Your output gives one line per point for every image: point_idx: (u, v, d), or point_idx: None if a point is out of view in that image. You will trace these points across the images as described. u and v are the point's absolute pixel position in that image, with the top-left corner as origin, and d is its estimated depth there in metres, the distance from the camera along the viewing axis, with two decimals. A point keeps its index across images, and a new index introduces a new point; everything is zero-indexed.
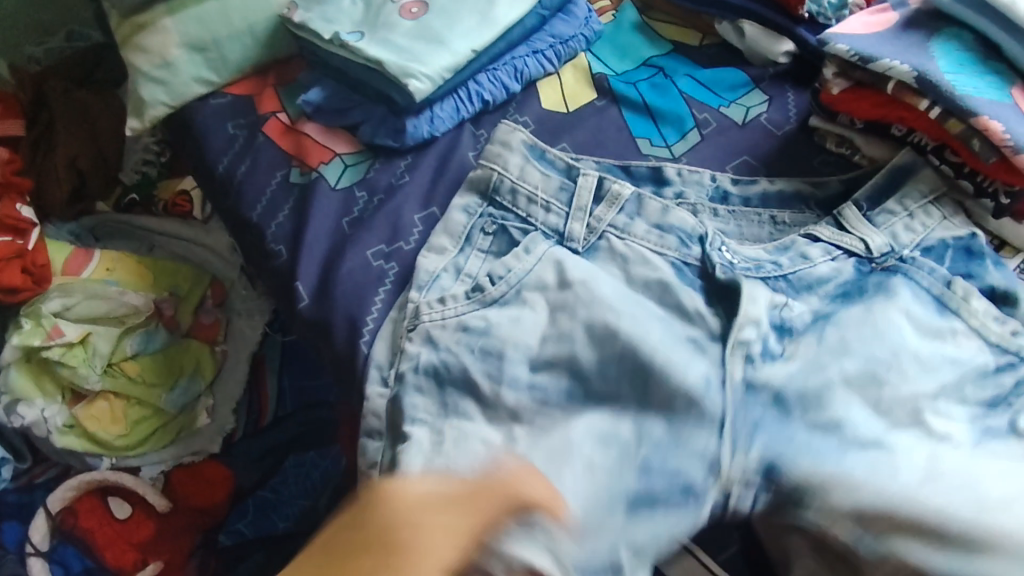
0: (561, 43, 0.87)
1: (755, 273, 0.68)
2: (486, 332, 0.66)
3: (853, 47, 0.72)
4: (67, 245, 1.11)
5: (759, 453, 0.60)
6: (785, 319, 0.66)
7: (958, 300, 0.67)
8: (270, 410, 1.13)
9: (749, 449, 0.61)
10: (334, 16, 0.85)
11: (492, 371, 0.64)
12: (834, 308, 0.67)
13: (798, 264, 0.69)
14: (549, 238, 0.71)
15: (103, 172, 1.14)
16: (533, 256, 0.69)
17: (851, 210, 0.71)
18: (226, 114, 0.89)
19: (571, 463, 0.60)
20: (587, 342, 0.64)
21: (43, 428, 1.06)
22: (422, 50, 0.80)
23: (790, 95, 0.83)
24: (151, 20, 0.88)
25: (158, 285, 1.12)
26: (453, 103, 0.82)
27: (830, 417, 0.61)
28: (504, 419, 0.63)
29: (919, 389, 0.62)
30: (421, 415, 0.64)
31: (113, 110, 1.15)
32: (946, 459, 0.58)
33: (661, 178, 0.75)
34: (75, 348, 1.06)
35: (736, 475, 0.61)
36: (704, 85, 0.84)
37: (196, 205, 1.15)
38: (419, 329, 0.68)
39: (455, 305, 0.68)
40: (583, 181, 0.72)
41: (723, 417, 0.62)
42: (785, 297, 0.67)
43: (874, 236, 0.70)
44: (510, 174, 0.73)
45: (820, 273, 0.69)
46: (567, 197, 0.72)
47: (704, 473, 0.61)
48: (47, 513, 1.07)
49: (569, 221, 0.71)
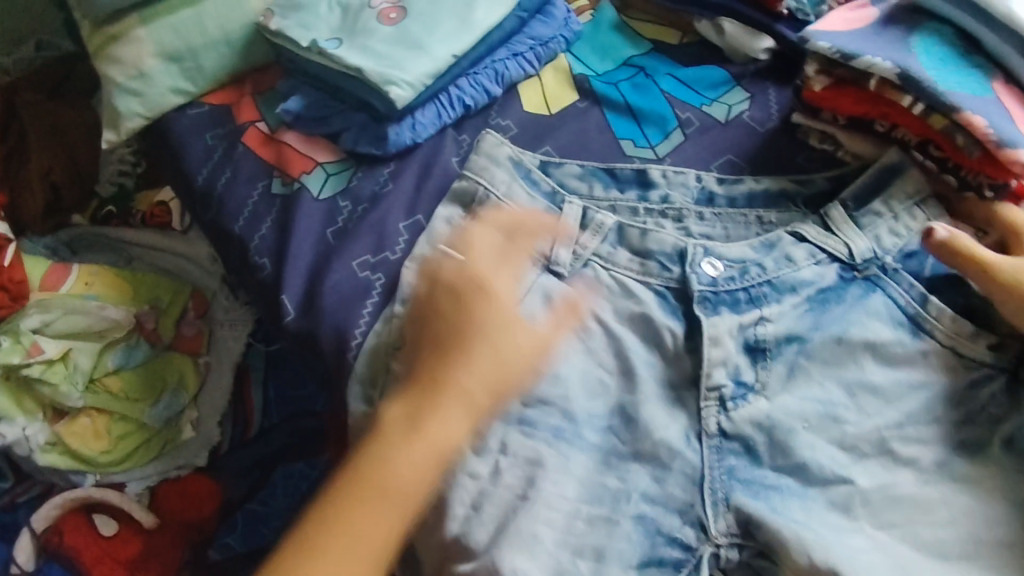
0: (541, 45, 0.86)
1: (739, 282, 0.68)
2: None
3: (835, 44, 0.72)
4: (43, 259, 1.09)
5: (738, 508, 0.60)
6: (756, 345, 0.65)
7: (930, 320, 0.66)
8: (256, 422, 1.12)
9: (729, 504, 0.61)
10: (311, 23, 0.84)
11: None
12: (817, 325, 0.66)
13: (782, 268, 0.68)
14: (535, 264, 0.69)
15: (80, 185, 1.13)
16: (519, 283, 0.68)
17: (835, 210, 0.71)
18: (204, 125, 0.88)
19: (559, 476, 0.61)
20: (580, 386, 0.64)
21: (25, 447, 1.05)
22: (402, 57, 0.79)
23: (772, 91, 0.83)
24: (124, 30, 0.87)
25: (138, 298, 1.10)
26: (434, 109, 0.82)
27: (796, 460, 0.61)
28: (493, 450, 0.62)
29: (885, 422, 0.63)
30: None
31: (87, 119, 1.13)
32: (903, 491, 0.61)
33: (646, 181, 0.75)
34: (55, 365, 1.05)
35: (721, 531, 0.60)
36: (686, 84, 0.84)
37: (174, 216, 1.13)
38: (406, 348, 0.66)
39: None
40: (568, 207, 0.72)
41: (700, 476, 0.61)
42: (759, 313, 0.66)
43: (857, 239, 0.69)
44: (495, 190, 0.73)
45: (803, 275, 0.68)
46: (551, 221, 0.71)
47: (693, 530, 0.61)
48: (32, 532, 1.05)
49: (555, 246, 0.70)
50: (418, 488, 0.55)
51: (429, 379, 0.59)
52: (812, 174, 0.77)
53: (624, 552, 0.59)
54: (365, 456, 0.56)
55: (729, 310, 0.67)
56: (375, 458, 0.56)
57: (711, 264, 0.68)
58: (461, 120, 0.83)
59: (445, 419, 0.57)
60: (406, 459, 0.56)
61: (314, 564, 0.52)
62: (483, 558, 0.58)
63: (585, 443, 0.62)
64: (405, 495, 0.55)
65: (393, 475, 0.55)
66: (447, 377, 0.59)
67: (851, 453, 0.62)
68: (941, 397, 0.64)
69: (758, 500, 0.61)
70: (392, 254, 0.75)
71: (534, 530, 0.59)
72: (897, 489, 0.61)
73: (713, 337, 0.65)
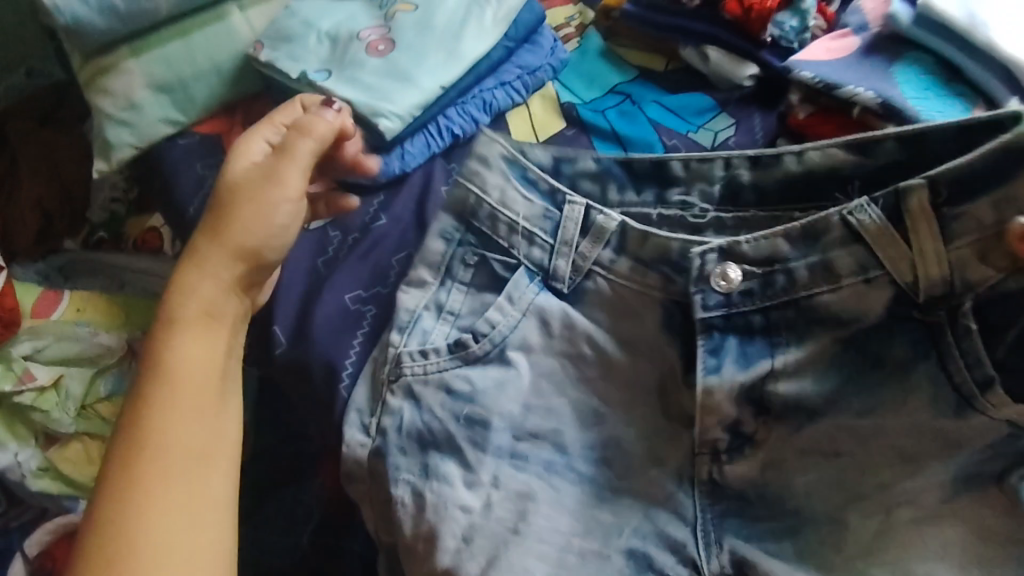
0: (528, 74, 0.87)
1: (758, 300, 0.59)
2: (473, 398, 0.64)
3: (817, 74, 0.74)
4: (35, 287, 1.10)
5: (730, 549, 0.59)
6: (765, 391, 0.59)
7: (988, 405, 0.53)
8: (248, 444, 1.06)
9: (721, 546, 0.59)
10: (300, 54, 0.85)
11: (477, 439, 0.63)
12: (849, 379, 0.57)
13: (818, 283, 0.57)
14: (532, 277, 0.67)
15: (70, 210, 1.13)
16: (513, 306, 0.66)
17: (916, 198, 0.54)
18: (195, 155, 0.88)
19: (549, 509, 0.61)
20: (572, 420, 0.65)
21: (17, 473, 1.05)
22: (390, 88, 0.80)
23: (757, 117, 0.84)
24: (115, 62, 0.88)
25: (130, 324, 1.10)
26: (423, 139, 0.83)
27: (793, 499, 0.59)
28: (485, 484, 0.62)
29: (899, 480, 0.56)
30: (406, 475, 0.64)
31: (77, 146, 1.14)
32: (905, 542, 0.55)
33: (665, 176, 0.68)
34: (47, 393, 1.05)
35: (713, 571, 0.59)
36: (673, 112, 0.85)
37: (166, 242, 1.08)
38: (401, 381, 0.66)
39: (437, 360, 0.66)
40: (568, 209, 0.67)
41: (693, 517, 0.60)
42: (771, 361, 0.58)
43: (934, 260, 0.53)
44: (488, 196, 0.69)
45: (845, 299, 0.56)
46: (551, 225, 0.67)
47: (686, 570, 0.59)
48: (25, 556, 1.06)
49: (554, 257, 0.66)
50: (212, 388, 0.59)
51: (179, 301, 0.62)
52: None
53: None
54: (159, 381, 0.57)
55: (730, 340, 0.60)
56: (157, 385, 0.57)
57: (726, 276, 0.60)
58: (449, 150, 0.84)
59: (210, 330, 0.61)
60: (186, 367, 0.58)
61: (146, 491, 0.53)
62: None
63: (576, 478, 0.63)
64: (197, 394, 0.58)
65: (179, 386, 0.58)
66: (181, 292, 0.62)
67: (849, 495, 0.57)
68: (974, 455, 0.54)
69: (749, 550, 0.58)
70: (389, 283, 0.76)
71: (525, 564, 0.59)
72: (901, 533, 0.56)
73: (708, 395, 0.59)
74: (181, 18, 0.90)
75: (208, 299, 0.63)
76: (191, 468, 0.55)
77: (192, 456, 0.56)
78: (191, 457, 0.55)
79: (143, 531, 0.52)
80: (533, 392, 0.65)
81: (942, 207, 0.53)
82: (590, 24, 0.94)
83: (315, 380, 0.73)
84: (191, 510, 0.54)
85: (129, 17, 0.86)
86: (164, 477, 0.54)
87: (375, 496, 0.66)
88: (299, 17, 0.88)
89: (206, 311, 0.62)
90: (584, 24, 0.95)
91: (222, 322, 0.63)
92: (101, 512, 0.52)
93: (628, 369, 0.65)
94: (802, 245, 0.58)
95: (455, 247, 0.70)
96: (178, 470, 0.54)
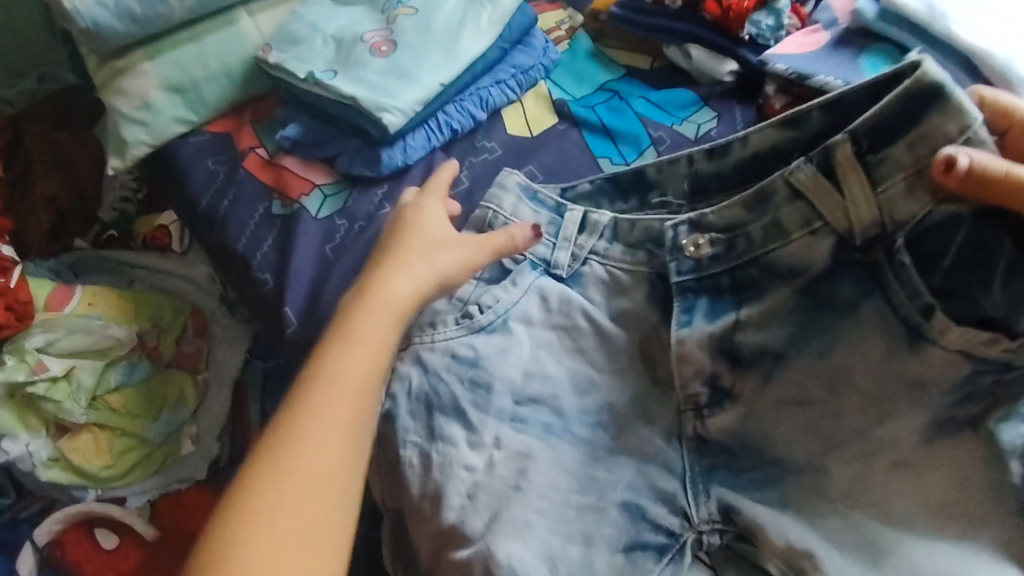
0: (522, 73, 0.93)
1: (724, 261, 0.67)
2: (476, 362, 0.70)
3: (791, 67, 0.80)
4: (48, 282, 1.14)
5: (718, 498, 0.65)
6: (734, 348, 0.66)
7: (934, 331, 0.59)
8: (252, 435, 1.15)
9: (709, 495, 0.66)
10: (307, 55, 0.91)
11: (479, 401, 0.68)
12: (805, 326, 0.64)
13: (771, 240, 0.65)
14: (536, 268, 0.74)
15: (81, 210, 1.19)
16: (515, 287, 0.73)
17: (841, 150, 0.61)
18: (206, 151, 0.94)
19: (547, 467, 0.66)
20: (569, 387, 0.70)
21: (28, 462, 1.08)
22: (393, 85, 0.86)
23: (738, 110, 0.90)
24: (130, 64, 0.93)
25: (140, 317, 1.14)
26: (424, 133, 0.88)
27: (769, 447, 0.66)
28: (488, 445, 0.67)
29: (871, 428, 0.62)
30: (413, 438, 0.69)
31: (88, 148, 1.19)
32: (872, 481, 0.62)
33: (645, 183, 0.75)
34: (59, 383, 1.08)
35: (703, 519, 0.65)
36: (658, 106, 0.91)
37: (174, 239, 1.16)
38: (410, 349, 0.72)
39: (444, 330, 0.72)
40: (568, 214, 0.75)
41: (683, 471, 0.67)
42: (735, 316, 0.66)
43: (864, 205, 0.60)
44: (503, 213, 0.76)
45: (794, 253, 0.64)
46: (554, 230, 0.75)
47: (678, 519, 0.65)
48: (34, 547, 1.09)
49: (556, 249, 0.74)
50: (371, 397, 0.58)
51: (348, 315, 0.61)
52: None
53: (610, 535, 0.64)
54: (302, 393, 0.56)
55: (695, 300, 0.68)
56: (353, 387, 0.57)
57: (687, 243, 0.68)
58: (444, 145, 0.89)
59: (372, 352, 0.59)
60: (363, 389, 0.57)
61: (300, 458, 0.53)
62: (478, 543, 0.63)
63: (572, 440, 0.68)
64: (350, 406, 0.56)
65: (320, 403, 0.55)
66: (369, 307, 0.61)
67: (826, 443, 0.64)
68: (943, 396, 0.60)
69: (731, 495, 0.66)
70: None
71: (526, 518, 0.64)
72: (872, 477, 0.62)
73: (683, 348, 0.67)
74: (193, 24, 0.96)
75: (374, 312, 0.61)
76: (344, 470, 0.54)
77: (344, 459, 0.54)
78: (318, 488, 0.52)
79: (294, 519, 0.51)
80: (532, 361, 0.70)
81: (866, 154, 0.60)
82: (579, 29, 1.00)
83: None
84: (328, 507, 0.52)
85: (145, 22, 0.91)
86: (293, 482, 0.52)
87: (383, 462, 0.70)
88: (306, 22, 0.94)
89: (387, 328, 0.61)
90: (574, 28, 1.01)
91: (367, 337, 0.60)
92: (247, 500, 0.51)
93: (620, 339, 0.71)
94: (755, 208, 0.66)
95: None
96: (319, 468, 0.53)
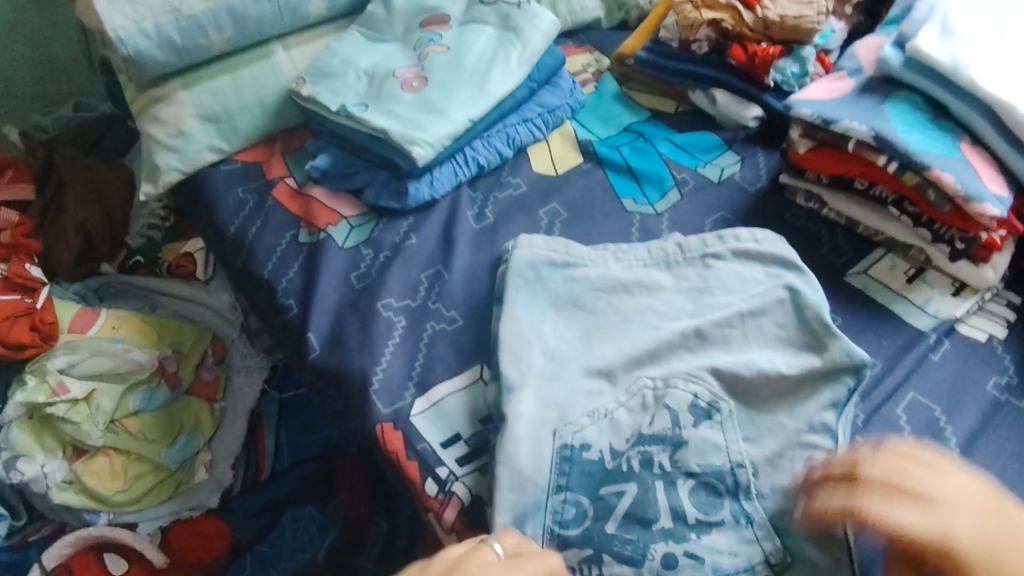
0: (549, 112, 0.97)
1: (665, 248, 0.81)
2: (667, 284, 0.79)
3: (816, 111, 0.84)
4: (74, 304, 1.08)
5: (558, 249, 0.81)
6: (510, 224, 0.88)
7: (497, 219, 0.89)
8: (268, 467, 1.07)
9: (562, 273, 0.80)
10: (340, 89, 0.93)
11: (699, 287, 0.79)
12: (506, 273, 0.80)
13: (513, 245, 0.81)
14: (659, 265, 0.80)
15: (110, 236, 1.14)
16: (680, 245, 0.81)
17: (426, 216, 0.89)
18: (237, 180, 0.96)
19: (561, 243, 0.82)
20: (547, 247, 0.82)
21: (41, 484, 0.99)
22: (423, 119, 0.88)
23: (761, 155, 0.94)
24: (167, 92, 0.94)
25: (162, 343, 1.08)
26: (451, 168, 0.91)
27: (488, 281, 0.83)
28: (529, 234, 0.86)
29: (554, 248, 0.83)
30: (682, 305, 0.77)
31: (121, 176, 1.17)
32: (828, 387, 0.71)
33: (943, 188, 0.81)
34: (79, 405, 1.01)
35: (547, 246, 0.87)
36: (682, 148, 0.95)
37: (199, 266, 1.11)
38: (659, 249, 0.81)
39: (702, 277, 0.79)
40: (697, 237, 0.82)
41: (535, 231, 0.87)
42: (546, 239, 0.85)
43: (468, 261, 0.84)
44: (711, 357, 0.73)
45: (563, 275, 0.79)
46: (675, 246, 0.81)
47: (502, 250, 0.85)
48: (41, 571, 0.97)
49: (686, 256, 0.81)
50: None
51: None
52: (801, 227, 0.88)
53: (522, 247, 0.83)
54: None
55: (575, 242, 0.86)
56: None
57: (621, 290, 0.78)
58: (700, 240, 0.81)
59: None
60: None
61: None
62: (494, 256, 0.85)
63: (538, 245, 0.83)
64: None
65: None
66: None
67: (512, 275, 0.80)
68: (502, 274, 0.80)
69: (522, 298, 0.77)
70: (433, 301, 0.81)
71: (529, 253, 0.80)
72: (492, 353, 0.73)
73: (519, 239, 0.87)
74: (230, 55, 0.98)
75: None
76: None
77: None
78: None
79: None
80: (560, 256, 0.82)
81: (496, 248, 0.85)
82: (772, 76, 0.93)
83: (347, 384, 0.78)
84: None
85: (184, 51, 0.93)
86: None
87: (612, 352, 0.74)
88: (338, 57, 0.97)
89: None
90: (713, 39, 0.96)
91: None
92: None
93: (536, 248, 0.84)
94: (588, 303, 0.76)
95: (701, 244, 0.81)
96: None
